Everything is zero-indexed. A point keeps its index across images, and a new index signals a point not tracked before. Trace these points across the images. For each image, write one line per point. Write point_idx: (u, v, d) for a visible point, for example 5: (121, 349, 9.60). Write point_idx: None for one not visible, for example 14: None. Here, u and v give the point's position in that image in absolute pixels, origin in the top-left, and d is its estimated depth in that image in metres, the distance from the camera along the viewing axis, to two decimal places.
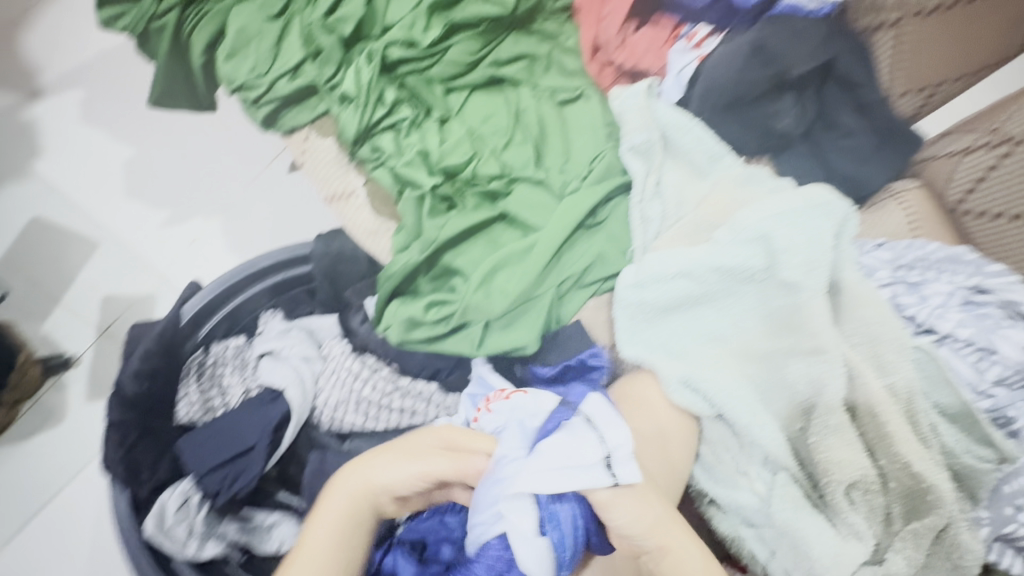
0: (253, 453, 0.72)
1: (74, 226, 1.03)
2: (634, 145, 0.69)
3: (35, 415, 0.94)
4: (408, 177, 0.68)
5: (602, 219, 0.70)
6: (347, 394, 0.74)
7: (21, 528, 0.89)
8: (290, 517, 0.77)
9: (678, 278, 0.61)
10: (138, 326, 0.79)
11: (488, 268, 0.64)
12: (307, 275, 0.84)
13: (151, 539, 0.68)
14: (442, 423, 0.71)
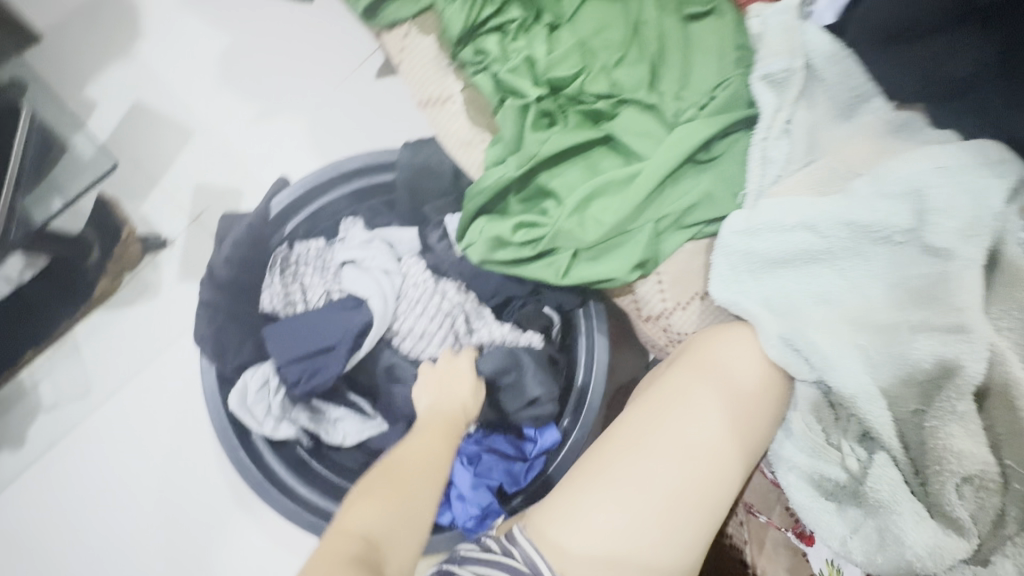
0: (332, 353, 0.75)
1: (171, 112, 1.05)
2: (770, 73, 0.60)
3: (134, 286, 1.02)
4: (511, 85, 0.63)
5: (716, 155, 0.62)
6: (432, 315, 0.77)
7: (119, 386, 0.99)
8: (355, 413, 0.82)
9: (798, 230, 0.56)
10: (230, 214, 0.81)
11: (585, 194, 0.60)
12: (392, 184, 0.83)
13: (235, 412, 0.74)
14: (514, 352, 0.75)
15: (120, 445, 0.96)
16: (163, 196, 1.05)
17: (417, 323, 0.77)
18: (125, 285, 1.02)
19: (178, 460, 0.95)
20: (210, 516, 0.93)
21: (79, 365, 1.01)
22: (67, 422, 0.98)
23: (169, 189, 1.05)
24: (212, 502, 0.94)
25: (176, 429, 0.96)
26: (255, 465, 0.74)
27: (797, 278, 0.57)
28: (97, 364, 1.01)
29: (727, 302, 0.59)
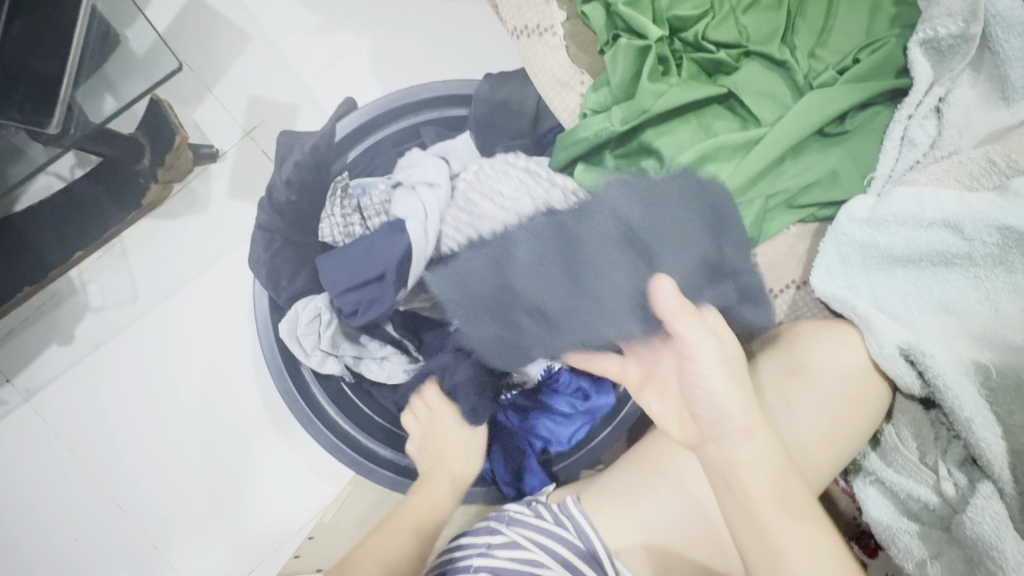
0: (384, 282, 0.69)
1: (231, 15, 0.99)
2: (935, 37, 0.52)
3: (185, 198, 1.00)
4: (626, 20, 0.55)
5: (848, 129, 0.55)
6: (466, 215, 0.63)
7: (166, 297, 0.98)
8: (401, 353, 0.80)
9: (936, 226, 0.49)
10: (290, 134, 0.76)
11: (694, 157, 0.54)
12: (461, 121, 0.77)
13: (286, 339, 0.72)
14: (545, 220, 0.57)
15: (167, 354, 0.97)
16: (216, 105, 1.00)
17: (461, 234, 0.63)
18: (175, 195, 1.00)
19: (220, 375, 0.96)
20: (250, 433, 0.95)
21: (127, 270, 1.01)
22: (116, 327, 0.98)
23: (222, 98, 1.00)
24: (251, 421, 0.95)
25: (220, 344, 0.96)
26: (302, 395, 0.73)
27: (919, 281, 0.51)
28: (144, 271, 1.00)
29: (825, 296, 0.54)
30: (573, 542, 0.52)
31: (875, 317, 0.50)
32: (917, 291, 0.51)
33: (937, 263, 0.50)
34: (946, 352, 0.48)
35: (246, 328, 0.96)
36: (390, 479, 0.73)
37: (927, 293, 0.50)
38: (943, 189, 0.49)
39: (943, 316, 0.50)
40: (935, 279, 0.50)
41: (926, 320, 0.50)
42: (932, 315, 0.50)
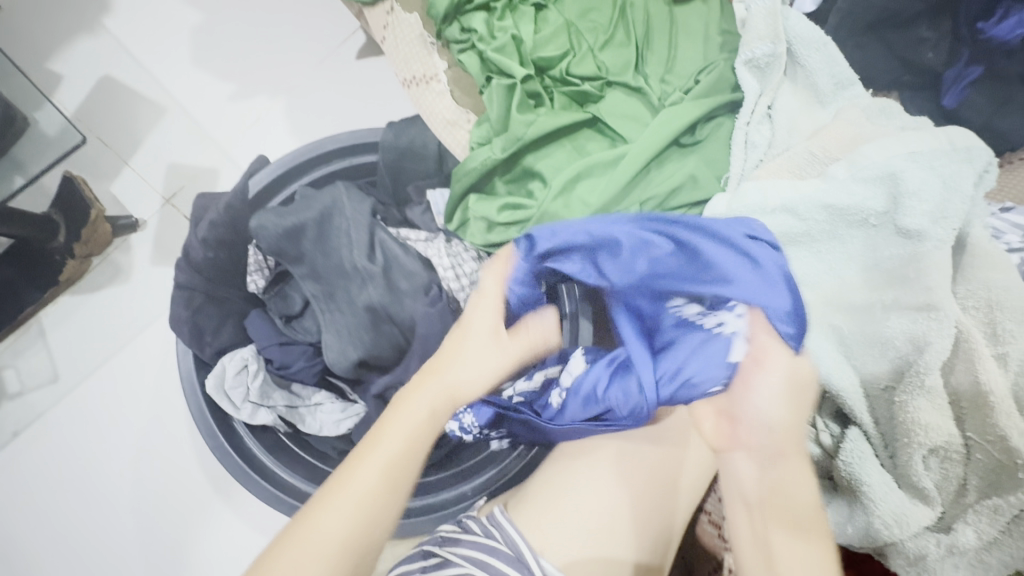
0: (308, 349, 0.77)
1: (142, 90, 1.03)
2: (754, 56, 0.61)
3: (105, 270, 0.99)
4: (497, 64, 0.63)
5: (700, 139, 0.64)
6: (339, 268, 0.70)
7: (90, 373, 0.95)
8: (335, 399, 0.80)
9: (778, 213, 0.56)
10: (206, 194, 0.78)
11: (571, 176, 0.60)
12: (370, 167, 0.81)
13: (213, 395, 0.73)
14: (396, 295, 0.69)
15: (92, 432, 0.93)
16: (133, 176, 1.01)
17: (348, 295, 0.69)
18: (95, 268, 0.99)
19: (152, 447, 0.92)
20: (189, 503, 0.91)
21: (45, 350, 0.97)
22: (35, 411, 0.94)
23: (139, 169, 1.02)
24: (189, 491, 0.91)
25: (150, 414, 0.93)
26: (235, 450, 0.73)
27: None
28: (64, 349, 0.97)
29: None
30: (502, 550, 0.52)
31: None
32: None
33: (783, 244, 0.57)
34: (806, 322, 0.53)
35: (177, 394, 0.94)
36: None
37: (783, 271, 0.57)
38: (777, 181, 0.57)
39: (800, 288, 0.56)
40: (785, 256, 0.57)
41: None
42: None
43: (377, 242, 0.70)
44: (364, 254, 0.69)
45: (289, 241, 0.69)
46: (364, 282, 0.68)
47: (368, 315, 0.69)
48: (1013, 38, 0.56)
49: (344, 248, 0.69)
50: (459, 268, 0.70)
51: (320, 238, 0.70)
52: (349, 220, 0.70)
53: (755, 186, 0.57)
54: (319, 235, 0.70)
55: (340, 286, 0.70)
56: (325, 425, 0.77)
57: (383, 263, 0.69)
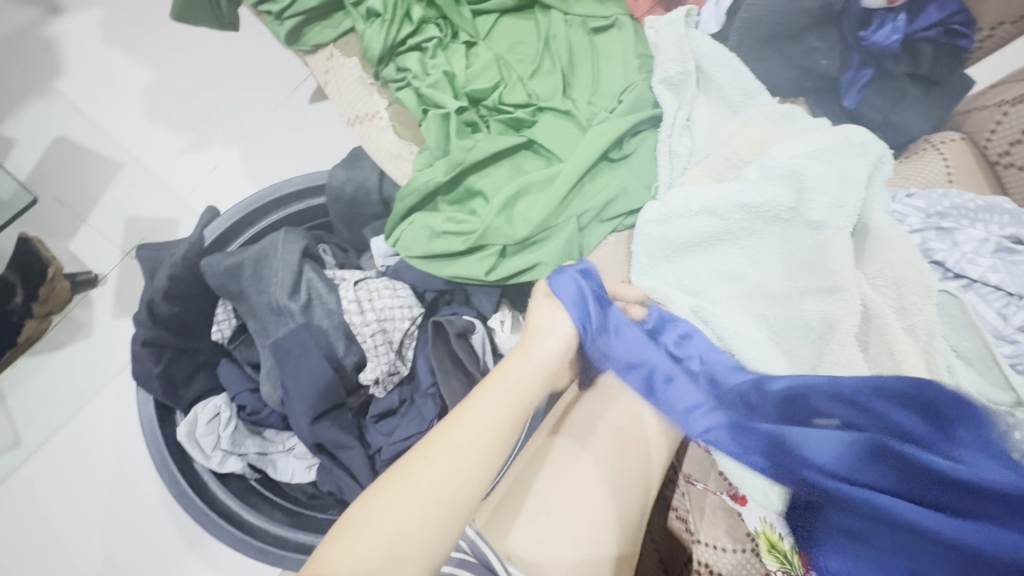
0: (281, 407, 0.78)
1: (96, 148, 1.04)
2: (668, 76, 0.66)
3: (65, 328, 0.98)
4: (433, 99, 0.67)
5: (628, 153, 0.68)
6: (265, 303, 0.72)
7: (53, 435, 0.94)
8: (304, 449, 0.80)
9: (702, 215, 0.60)
10: (149, 247, 0.79)
11: (510, 194, 0.64)
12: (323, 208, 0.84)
13: (184, 443, 0.72)
14: (309, 332, 0.71)
15: (56, 495, 0.91)
16: (92, 233, 1.02)
17: (274, 330, 0.72)
18: (55, 327, 0.98)
19: (120, 506, 0.90)
20: (158, 562, 0.88)
21: (6, 415, 0.96)
22: None
23: (99, 225, 1.03)
24: (157, 548, 0.88)
25: (115, 469, 0.92)
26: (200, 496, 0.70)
27: (701, 260, 0.62)
28: (27, 413, 0.96)
29: (643, 288, 0.63)
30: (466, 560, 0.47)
31: (672, 293, 0.61)
32: (706, 268, 0.62)
33: (708, 244, 0.61)
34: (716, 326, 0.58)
35: (144, 447, 0.93)
36: (304, 561, 0.68)
37: (715, 270, 0.61)
38: (701, 187, 0.61)
39: (732, 282, 0.61)
40: (717, 254, 0.61)
41: (720, 293, 0.60)
42: (725, 286, 0.61)
43: (300, 276, 0.72)
44: (288, 290, 0.71)
45: (231, 278, 0.72)
46: (283, 316, 0.71)
47: (283, 355, 0.70)
48: (891, 43, 0.66)
49: (270, 286, 0.72)
50: (370, 303, 0.72)
51: (257, 275, 0.72)
52: (280, 256, 0.72)
53: (685, 193, 0.61)
54: (255, 273, 0.72)
55: (266, 323, 0.73)
56: (296, 474, 0.79)
57: (299, 298, 0.71)
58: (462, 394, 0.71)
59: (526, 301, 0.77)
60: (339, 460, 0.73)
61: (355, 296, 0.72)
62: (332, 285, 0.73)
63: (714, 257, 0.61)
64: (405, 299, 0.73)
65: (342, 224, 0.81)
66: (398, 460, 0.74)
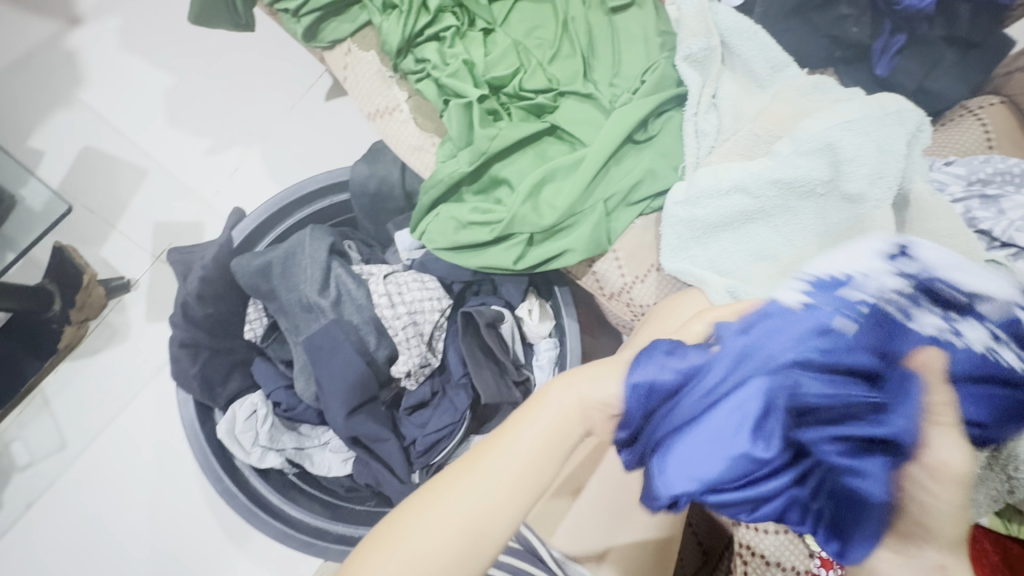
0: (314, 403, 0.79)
1: (121, 155, 1.06)
2: (692, 53, 0.65)
3: (102, 332, 1.01)
4: (453, 88, 0.66)
5: (653, 133, 0.67)
6: (296, 302, 0.73)
7: (97, 436, 0.97)
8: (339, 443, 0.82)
9: (732, 193, 0.59)
10: (179, 250, 0.80)
11: (535, 181, 0.63)
12: (346, 205, 0.84)
13: (223, 439, 0.73)
14: (341, 327, 0.71)
15: (103, 494, 0.94)
16: (123, 239, 1.04)
17: (306, 326, 0.73)
18: (92, 332, 1.01)
19: (165, 501, 0.93)
20: (205, 555, 0.91)
21: (52, 419, 0.99)
22: (46, 479, 0.95)
23: (128, 231, 1.05)
24: (203, 541, 0.91)
25: (158, 468, 0.95)
26: (243, 491, 0.72)
27: (731, 238, 0.61)
28: (71, 416, 0.99)
29: (674, 270, 0.62)
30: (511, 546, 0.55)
31: (705, 275, 0.60)
32: (737, 245, 0.61)
33: (738, 223, 0.60)
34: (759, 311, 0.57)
35: (184, 445, 0.95)
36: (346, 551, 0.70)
37: (748, 248, 0.60)
38: (730, 164, 0.60)
39: (766, 258, 0.60)
40: (749, 232, 0.60)
41: (755, 272, 0.59)
42: (759, 266, 0.59)
43: (328, 272, 0.73)
44: (316, 286, 0.72)
45: (261, 278, 0.73)
46: (315, 312, 0.72)
47: (316, 351, 0.71)
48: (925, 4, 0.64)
49: (299, 284, 0.72)
50: (400, 296, 0.73)
51: (287, 273, 0.73)
52: (308, 253, 0.73)
53: (717, 170, 0.60)
54: (284, 271, 0.73)
55: (297, 321, 0.73)
56: (332, 468, 0.80)
57: (330, 294, 0.72)
58: (495, 382, 0.71)
59: (552, 289, 0.78)
60: (376, 453, 0.74)
61: (385, 289, 0.73)
62: (361, 281, 0.74)
63: (746, 233, 0.60)
64: (432, 291, 0.74)
65: (366, 219, 0.81)
66: (433, 452, 0.75)
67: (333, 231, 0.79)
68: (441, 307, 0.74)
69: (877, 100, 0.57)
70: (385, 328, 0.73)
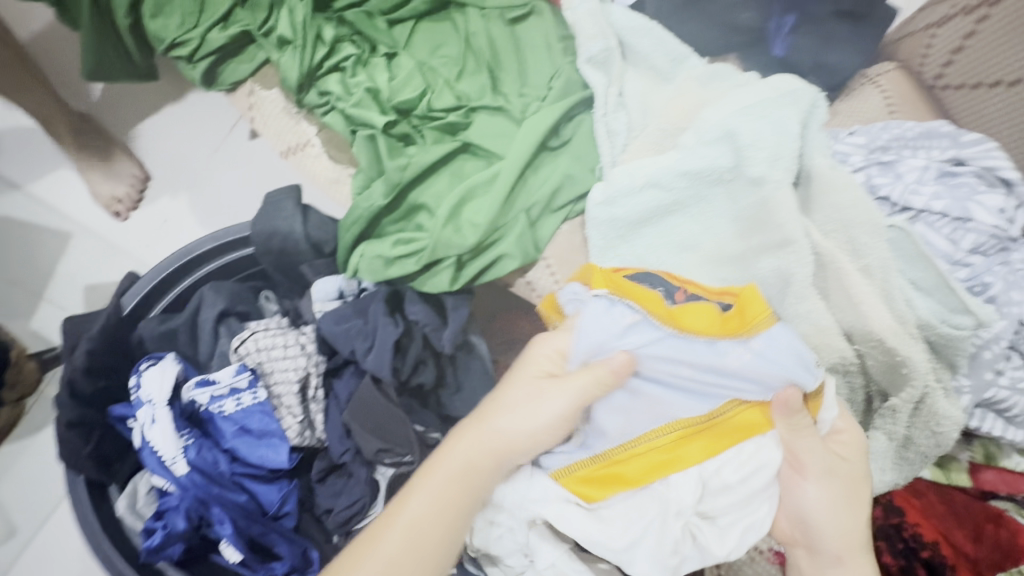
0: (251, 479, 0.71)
1: (45, 221, 1.02)
2: (592, 55, 0.65)
3: (42, 408, 0.96)
4: (360, 118, 0.65)
5: (567, 138, 0.67)
6: (254, 346, 0.70)
7: (51, 516, 0.92)
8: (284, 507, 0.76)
9: (648, 188, 0.59)
10: (73, 318, 0.76)
11: (455, 203, 0.63)
12: (252, 258, 0.80)
13: (122, 517, 0.71)
14: (237, 391, 0.69)
15: None
16: (53, 308, 1.00)
17: (219, 396, 0.69)
18: (31, 409, 0.96)
19: None
20: None
21: None
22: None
23: (57, 300, 1.00)
24: None
25: None
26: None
27: (649, 233, 0.61)
28: (18, 502, 0.93)
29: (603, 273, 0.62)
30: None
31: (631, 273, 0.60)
32: (660, 241, 0.61)
33: (655, 217, 0.61)
34: None
35: None
36: None
37: (670, 244, 0.61)
38: (641, 160, 0.61)
39: (692, 249, 0.60)
40: (670, 226, 0.61)
41: (686, 265, 0.60)
42: (687, 258, 0.60)
43: (226, 328, 0.75)
44: (223, 339, 0.74)
45: (167, 343, 0.74)
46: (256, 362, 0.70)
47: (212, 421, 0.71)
48: None
49: (208, 354, 0.75)
50: (291, 356, 0.70)
51: (194, 338, 0.75)
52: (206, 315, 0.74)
53: (631, 165, 0.60)
54: (193, 335, 0.75)
55: (258, 362, 0.70)
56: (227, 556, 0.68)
57: (262, 334, 0.71)
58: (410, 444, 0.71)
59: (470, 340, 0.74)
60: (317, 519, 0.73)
61: (295, 339, 0.71)
62: (270, 343, 0.70)
63: (668, 227, 0.61)
64: (297, 353, 0.70)
65: (276, 274, 0.77)
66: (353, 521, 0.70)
67: (245, 286, 0.79)
68: (318, 368, 0.71)
69: (769, 81, 0.59)
70: (297, 380, 0.69)
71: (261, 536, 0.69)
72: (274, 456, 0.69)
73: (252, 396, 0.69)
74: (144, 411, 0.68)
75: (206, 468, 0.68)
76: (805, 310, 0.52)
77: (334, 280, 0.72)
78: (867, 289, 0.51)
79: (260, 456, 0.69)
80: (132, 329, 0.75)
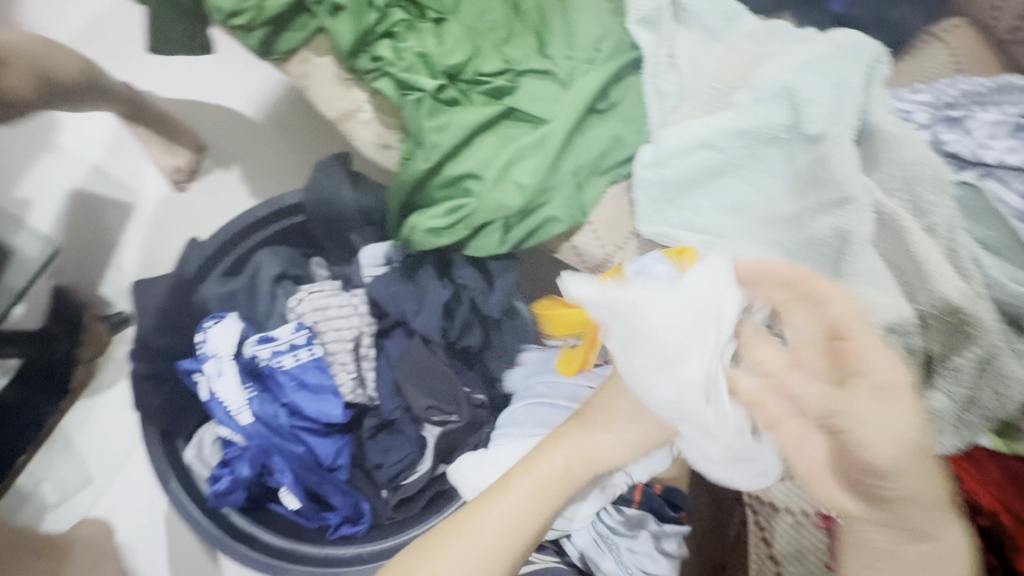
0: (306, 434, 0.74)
1: (110, 193, 1.08)
2: (643, 14, 0.65)
3: (111, 368, 1.03)
4: (410, 82, 0.66)
5: (615, 101, 0.67)
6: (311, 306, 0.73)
7: (121, 466, 1.00)
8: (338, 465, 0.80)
9: (698, 149, 0.58)
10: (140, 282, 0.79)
11: (503, 165, 0.63)
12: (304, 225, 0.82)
13: (190, 462, 0.77)
14: (295, 347, 0.73)
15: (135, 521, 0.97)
16: (119, 275, 1.06)
17: (278, 351, 0.73)
18: (101, 369, 1.03)
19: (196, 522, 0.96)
20: None
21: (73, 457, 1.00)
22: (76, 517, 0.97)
23: (123, 268, 1.06)
24: None
25: None
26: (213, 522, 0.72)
27: (700, 193, 0.61)
28: (91, 454, 1.00)
29: (651, 234, 0.62)
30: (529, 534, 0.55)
31: (681, 234, 0.60)
32: (713, 201, 0.60)
33: (705, 177, 0.60)
34: (740, 260, 0.57)
35: None
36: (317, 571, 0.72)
37: (723, 206, 0.60)
38: (694, 121, 0.59)
39: (745, 209, 0.59)
40: (725, 185, 0.60)
41: (743, 226, 0.59)
42: (740, 218, 0.59)
43: (282, 289, 0.79)
44: (281, 299, 0.79)
45: (227, 304, 0.79)
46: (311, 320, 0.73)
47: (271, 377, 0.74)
48: None
49: (265, 313, 0.79)
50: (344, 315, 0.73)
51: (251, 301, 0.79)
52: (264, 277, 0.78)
53: (683, 126, 0.59)
54: (250, 298, 0.78)
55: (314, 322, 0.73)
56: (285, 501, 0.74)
57: (317, 295, 0.74)
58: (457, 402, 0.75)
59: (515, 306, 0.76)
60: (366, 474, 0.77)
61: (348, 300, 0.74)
62: (325, 304, 0.73)
63: (722, 187, 0.60)
64: (351, 312, 0.73)
65: (327, 240, 0.80)
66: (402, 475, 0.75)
67: (297, 252, 0.83)
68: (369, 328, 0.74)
69: (831, 35, 0.57)
70: (350, 338, 0.73)
71: (317, 485, 0.74)
72: (329, 410, 0.72)
73: (309, 351, 0.73)
74: (210, 364, 0.74)
75: (267, 420, 0.73)
76: (863, 270, 0.51)
77: (381, 246, 0.76)
78: (931, 246, 0.50)
79: (317, 410, 0.72)
80: (194, 291, 0.78)
